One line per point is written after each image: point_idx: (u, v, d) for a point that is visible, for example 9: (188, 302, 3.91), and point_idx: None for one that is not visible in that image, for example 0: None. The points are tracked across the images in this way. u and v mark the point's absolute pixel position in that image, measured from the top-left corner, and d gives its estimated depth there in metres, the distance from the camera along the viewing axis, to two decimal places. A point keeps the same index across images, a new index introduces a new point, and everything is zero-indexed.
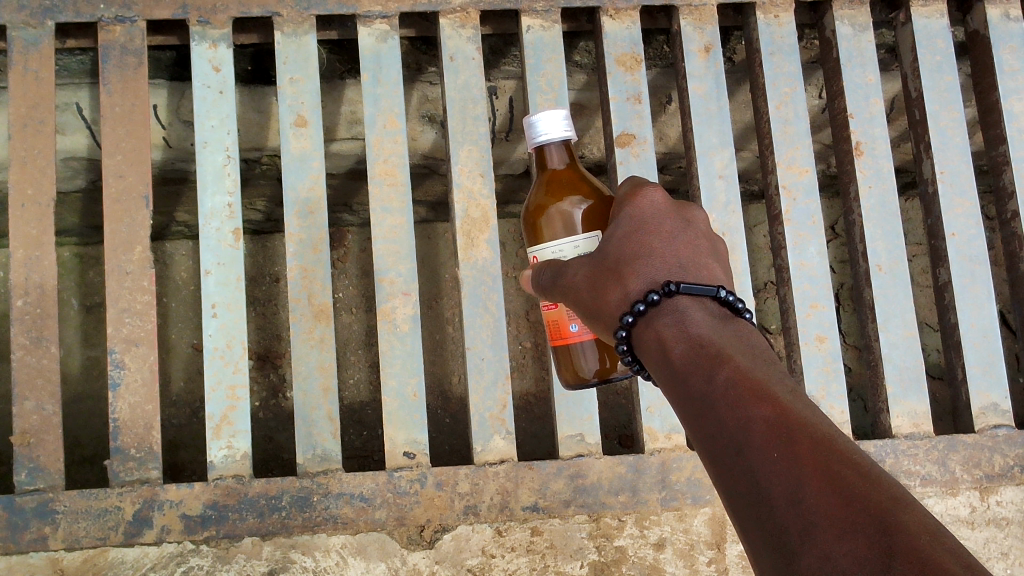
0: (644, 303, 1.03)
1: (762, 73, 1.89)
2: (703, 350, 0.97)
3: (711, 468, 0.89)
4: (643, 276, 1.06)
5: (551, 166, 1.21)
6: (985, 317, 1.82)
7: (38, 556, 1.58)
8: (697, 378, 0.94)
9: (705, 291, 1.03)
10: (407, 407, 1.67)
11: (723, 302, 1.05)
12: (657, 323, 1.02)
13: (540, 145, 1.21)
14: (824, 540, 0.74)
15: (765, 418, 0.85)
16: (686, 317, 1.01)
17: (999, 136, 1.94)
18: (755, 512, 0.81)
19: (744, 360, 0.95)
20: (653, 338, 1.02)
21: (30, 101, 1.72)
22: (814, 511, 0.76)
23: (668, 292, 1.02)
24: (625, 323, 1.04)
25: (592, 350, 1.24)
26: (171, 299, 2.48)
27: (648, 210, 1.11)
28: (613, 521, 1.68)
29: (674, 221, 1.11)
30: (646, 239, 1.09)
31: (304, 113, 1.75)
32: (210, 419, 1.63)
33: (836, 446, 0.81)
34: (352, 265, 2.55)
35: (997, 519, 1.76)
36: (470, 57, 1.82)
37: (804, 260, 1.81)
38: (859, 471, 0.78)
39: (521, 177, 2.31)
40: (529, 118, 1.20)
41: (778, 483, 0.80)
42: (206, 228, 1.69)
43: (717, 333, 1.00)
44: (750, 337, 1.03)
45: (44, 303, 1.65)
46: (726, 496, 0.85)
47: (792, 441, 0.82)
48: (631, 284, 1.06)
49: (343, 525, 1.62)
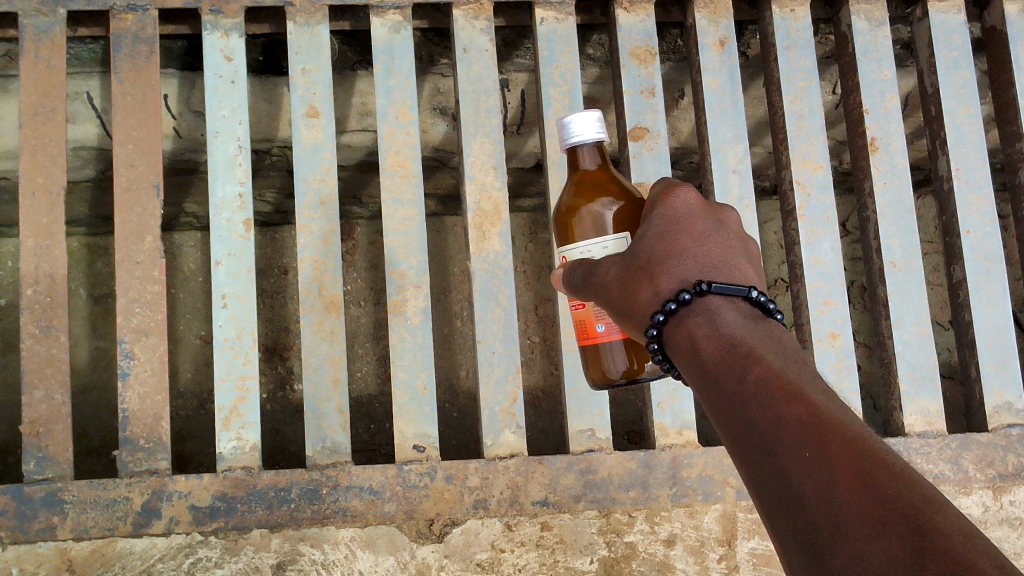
0: (675, 303, 1.02)
1: (776, 67, 1.88)
2: (734, 349, 0.96)
3: (741, 466, 0.88)
4: (675, 276, 1.05)
5: (583, 167, 1.18)
6: (1000, 316, 1.80)
7: (46, 546, 1.57)
8: (727, 377, 0.93)
9: (737, 291, 1.02)
10: (417, 400, 1.66)
11: (755, 303, 1.03)
12: (688, 322, 1.01)
13: (571, 146, 1.17)
14: (857, 541, 0.74)
15: (797, 417, 0.85)
16: (717, 316, 1.01)
17: (1015, 133, 1.92)
18: (785, 510, 0.80)
19: (775, 360, 0.94)
20: (684, 337, 1.01)
21: (41, 88, 1.71)
22: (847, 511, 0.76)
23: (699, 292, 1.01)
24: (655, 322, 1.03)
25: (620, 350, 1.22)
26: (179, 290, 2.47)
27: (681, 210, 1.09)
28: (623, 518, 1.66)
29: (706, 221, 1.10)
30: (679, 238, 1.07)
31: (316, 104, 1.75)
32: (220, 410, 1.62)
33: (869, 447, 0.80)
34: (361, 258, 2.53)
35: (1011, 519, 1.73)
36: (483, 49, 1.81)
37: (818, 256, 1.79)
38: (892, 471, 0.77)
39: (532, 172, 2.30)
40: (562, 119, 1.16)
41: (810, 483, 0.79)
42: (217, 218, 1.68)
43: (748, 333, 0.99)
44: (781, 337, 1.02)
45: (54, 292, 1.65)
46: (756, 495, 0.85)
47: (824, 441, 0.81)
48: (663, 283, 1.05)
49: (352, 518, 1.61)
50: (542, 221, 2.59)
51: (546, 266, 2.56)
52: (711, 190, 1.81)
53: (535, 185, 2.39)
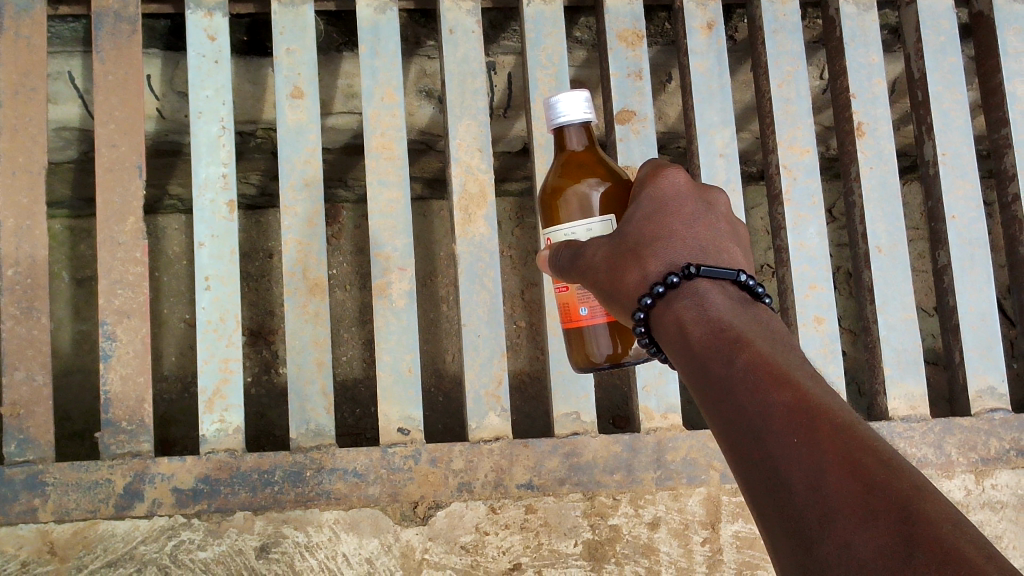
0: (663, 286, 1.00)
1: (764, 51, 1.88)
2: (722, 334, 0.95)
3: (728, 452, 0.87)
4: (663, 258, 1.03)
5: (570, 147, 1.16)
6: (984, 301, 1.81)
7: (27, 528, 1.56)
8: (715, 362, 0.92)
9: (726, 275, 1.01)
10: (401, 383, 1.66)
11: (743, 287, 1.02)
12: (677, 306, 0.99)
13: (558, 126, 1.15)
14: (843, 528, 0.73)
15: (785, 403, 0.84)
16: (705, 300, 0.99)
17: (1001, 119, 1.92)
18: (772, 497, 0.79)
19: (764, 346, 0.93)
20: (672, 321, 0.99)
21: (22, 67, 1.69)
22: (834, 498, 0.75)
23: (687, 275, 1.00)
24: (643, 305, 1.02)
25: (604, 334, 1.20)
26: (163, 274, 2.45)
27: (669, 191, 1.07)
28: (607, 500, 1.67)
29: (695, 203, 1.08)
30: (667, 221, 1.06)
31: (301, 84, 1.73)
32: (202, 392, 1.61)
33: (858, 435, 0.79)
34: (347, 242, 2.52)
35: (992, 503, 1.74)
36: (469, 30, 1.80)
37: (804, 240, 1.79)
38: (880, 458, 0.76)
39: (519, 156, 2.29)
40: (549, 99, 1.14)
41: (797, 468, 0.78)
42: (200, 200, 1.67)
43: (736, 317, 0.98)
44: (770, 321, 1.00)
45: (35, 273, 1.63)
46: (743, 481, 0.84)
47: (812, 428, 0.80)
48: (650, 265, 1.03)
49: (336, 501, 1.61)
50: (528, 206, 2.59)
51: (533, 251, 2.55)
52: (698, 174, 1.81)
53: (521, 169, 2.38)
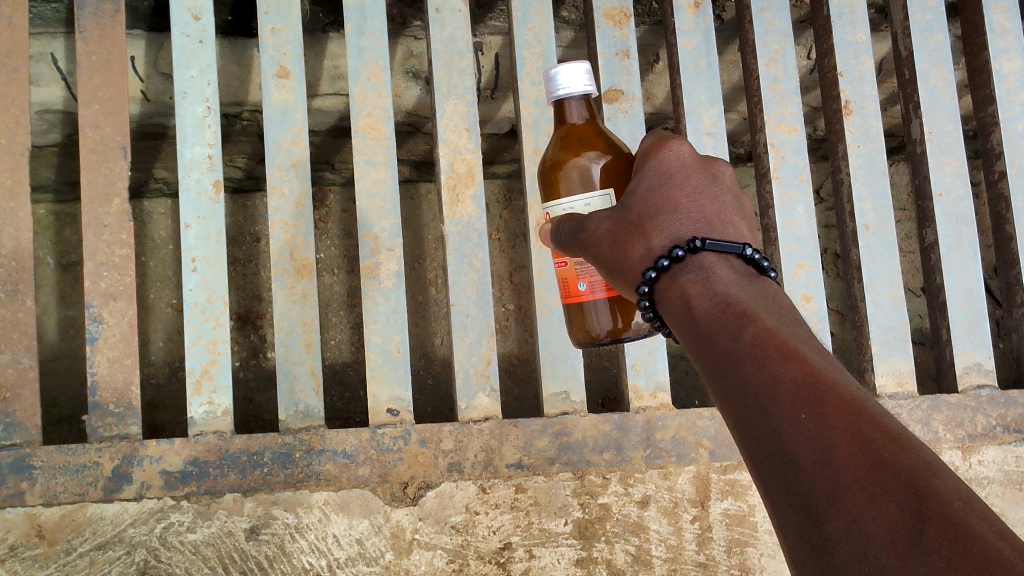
0: (668, 259, 0.99)
1: (751, 29, 1.87)
2: (728, 308, 0.93)
3: (734, 427, 0.85)
4: (668, 232, 1.02)
5: (570, 121, 1.14)
6: (971, 278, 1.81)
7: (14, 512, 1.54)
8: (721, 336, 0.90)
9: (730, 248, 1.00)
10: (390, 363, 1.65)
11: (749, 261, 1.01)
12: (681, 280, 0.98)
13: (559, 100, 1.14)
14: (852, 503, 0.71)
15: (793, 377, 0.82)
16: (711, 274, 0.98)
17: (988, 97, 1.93)
18: (779, 473, 0.77)
19: (770, 320, 0.91)
20: (676, 294, 0.98)
21: (4, 47, 1.67)
22: (843, 473, 0.73)
23: (693, 249, 0.99)
24: (647, 279, 1.00)
25: (605, 309, 1.19)
26: (149, 259, 2.43)
27: (674, 163, 1.07)
28: (597, 479, 1.66)
29: (699, 175, 1.07)
30: (671, 194, 1.05)
31: (287, 64, 1.72)
32: (191, 374, 1.61)
33: (867, 409, 0.77)
34: (334, 225, 2.50)
35: (979, 479, 1.74)
36: (456, 9, 1.79)
37: (792, 219, 1.79)
38: (888, 432, 0.74)
39: (507, 137, 2.28)
40: (549, 71, 1.12)
41: (804, 444, 0.76)
42: (186, 180, 1.65)
43: (741, 291, 0.97)
44: (776, 295, 0.99)
45: (19, 256, 1.61)
46: (749, 455, 0.82)
47: (821, 402, 0.78)
48: (654, 239, 1.02)
49: (326, 481, 1.60)
50: (515, 188, 2.58)
51: (521, 233, 2.56)
52: None
53: (510, 151, 2.38)
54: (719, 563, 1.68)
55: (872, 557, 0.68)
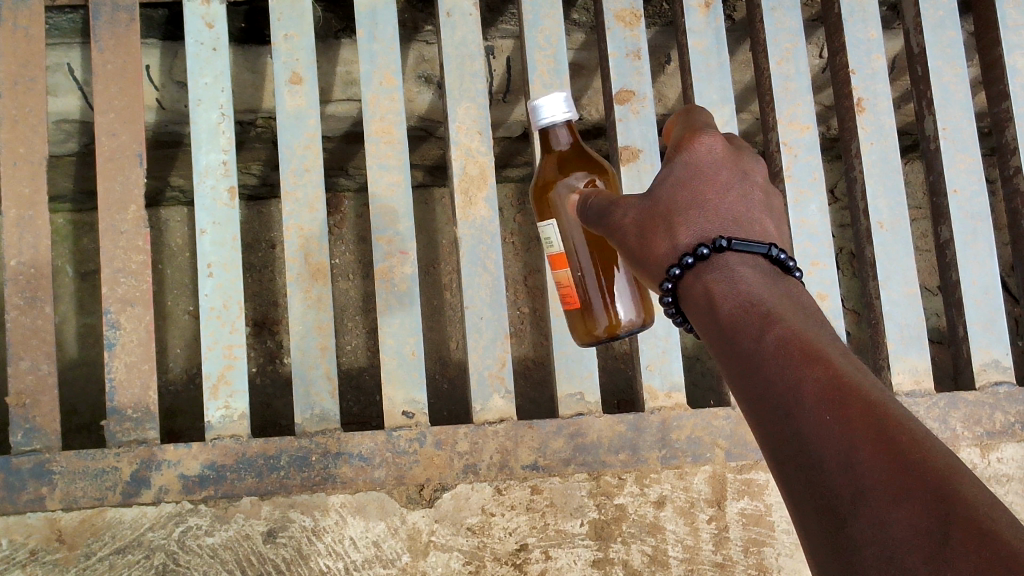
0: (693, 257, 0.99)
1: (762, 29, 1.87)
2: (752, 309, 0.92)
3: (758, 429, 0.85)
4: (694, 227, 1.01)
5: (555, 147, 1.21)
6: (987, 275, 1.80)
7: (35, 517, 1.56)
8: (745, 336, 0.90)
9: (756, 249, 0.99)
10: (405, 366, 1.66)
11: (775, 260, 1.00)
12: (706, 278, 0.98)
13: (543, 128, 1.19)
14: (876, 506, 0.70)
15: (817, 378, 0.81)
16: (736, 273, 0.97)
17: (1002, 92, 1.91)
18: (802, 474, 0.77)
19: (796, 320, 0.90)
20: (701, 291, 0.97)
21: (22, 57, 1.70)
22: (867, 477, 0.72)
23: (719, 247, 0.98)
24: (671, 275, 1.00)
25: (601, 307, 1.28)
26: (166, 266, 2.45)
27: (706, 158, 1.05)
28: (613, 480, 1.66)
29: (729, 170, 1.06)
30: (699, 188, 1.04)
31: (299, 70, 1.73)
32: (207, 378, 1.61)
33: (892, 411, 0.76)
34: (349, 230, 2.52)
35: (998, 476, 1.73)
36: (467, 13, 1.80)
37: (805, 217, 1.79)
38: (914, 437, 0.73)
39: (519, 141, 2.29)
40: (530, 103, 1.17)
41: (828, 445, 0.76)
42: (201, 186, 1.67)
43: (765, 289, 0.96)
44: (801, 295, 0.99)
45: (38, 263, 1.63)
46: (771, 455, 0.82)
47: (845, 404, 0.77)
48: (680, 234, 1.02)
49: (342, 484, 1.61)
50: (529, 192, 2.59)
51: (534, 237, 2.56)
52: None
53: (523, 155, 2.38)
54: (736, 563, 1.68)
55: (897, 562, 0.68)
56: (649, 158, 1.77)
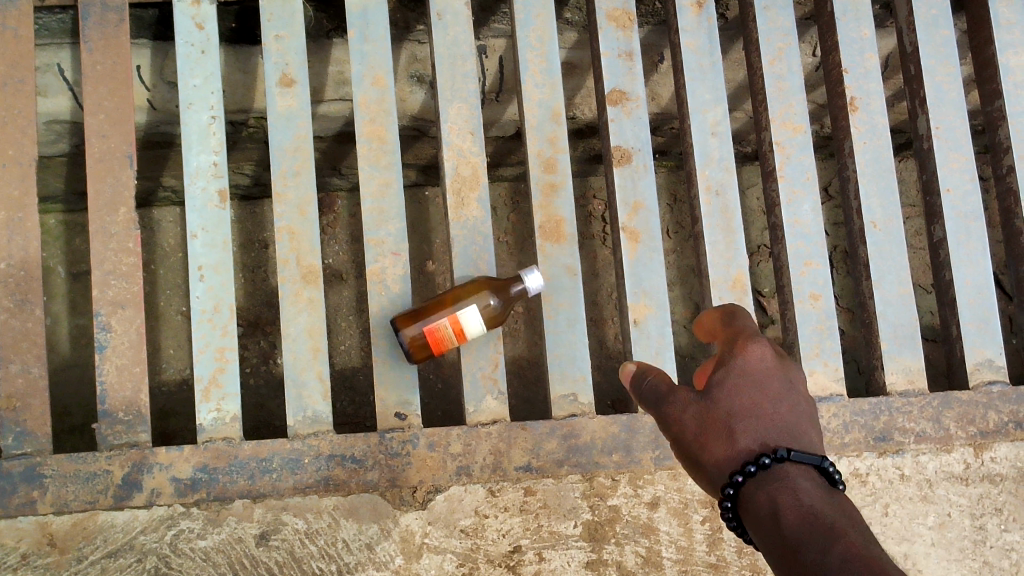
0: (755, 466, 1.03)
1: (755, 28, 1.87)
2: (816, 522, 0.95)
3: None
4: (752, 433, 1.07)
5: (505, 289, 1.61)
6: (980, 274, 1.80)
7: (26, 521, 1.55)
8: (811, 551, 0.91)
9: (811, 461, 1.03)
10: (397, 367, 1.64)
11: (825, 473, 1.04)
12: (768, 490, 1.01)
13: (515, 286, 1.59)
14: None
15: None
16: (797, 489, 1.01)
17: (995, 91, 1.91)
18: None
19: (857, 538, 0.93)
20: (766, 502, 1.00)
21: (11, 58, 1.69)
22: None
23: (779, 458, 1.03)
24: (734, 482, 1.03)
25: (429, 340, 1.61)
26: (159, 267, 2.44)
27: (757, 366, 1.09)
28: (607, 481, 1.66)
29: (780, 380, 1.10)
30: (754, 396, 1.08)
31: (290, 71, 1.73)
32: (198, 381, 1.60)
33: None
34: (342, 230, 2.52)
35: (992, 476, 1.75)
36: (458, 13, 1.79)
37: (798, 217, 1.78)
38: None
39: (512, 140, 2.28)
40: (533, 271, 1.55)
41: None
42: (191, 188, 1.66)
43: (824, 506, 0.99)
44: (854, 510, 1.02)
45: (28, 266, 1.62)
46: None
47: None
48: (741, 440, 1.06)
49: (334, 487, 1.60)
50: (522, 191, 2.59)
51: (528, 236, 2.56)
52: (691, 154, 1.80)
53: (516, 154, 2.38)
54: (729, 564, 1.69)
55: None
56: (642, 158, 1.77)
